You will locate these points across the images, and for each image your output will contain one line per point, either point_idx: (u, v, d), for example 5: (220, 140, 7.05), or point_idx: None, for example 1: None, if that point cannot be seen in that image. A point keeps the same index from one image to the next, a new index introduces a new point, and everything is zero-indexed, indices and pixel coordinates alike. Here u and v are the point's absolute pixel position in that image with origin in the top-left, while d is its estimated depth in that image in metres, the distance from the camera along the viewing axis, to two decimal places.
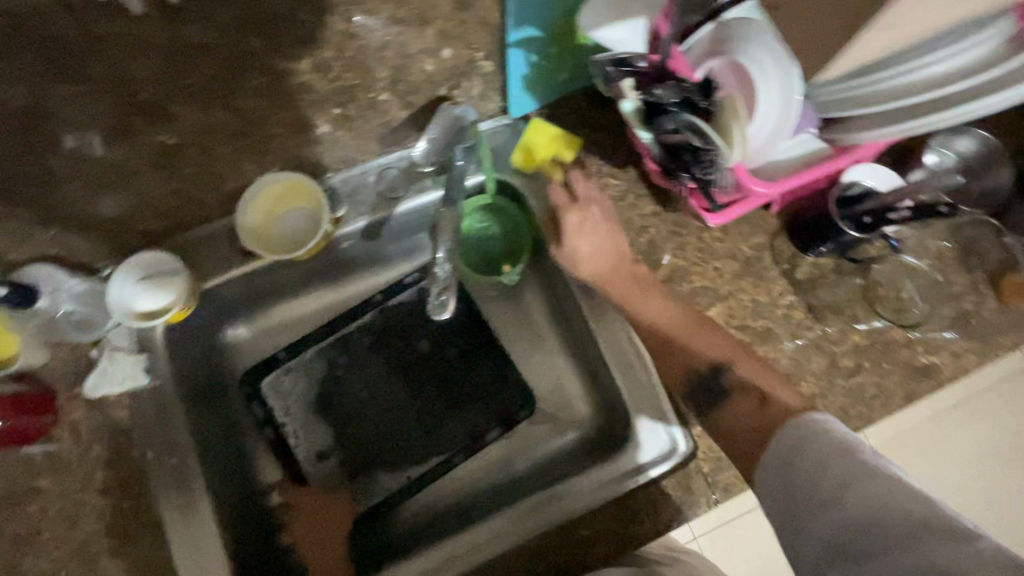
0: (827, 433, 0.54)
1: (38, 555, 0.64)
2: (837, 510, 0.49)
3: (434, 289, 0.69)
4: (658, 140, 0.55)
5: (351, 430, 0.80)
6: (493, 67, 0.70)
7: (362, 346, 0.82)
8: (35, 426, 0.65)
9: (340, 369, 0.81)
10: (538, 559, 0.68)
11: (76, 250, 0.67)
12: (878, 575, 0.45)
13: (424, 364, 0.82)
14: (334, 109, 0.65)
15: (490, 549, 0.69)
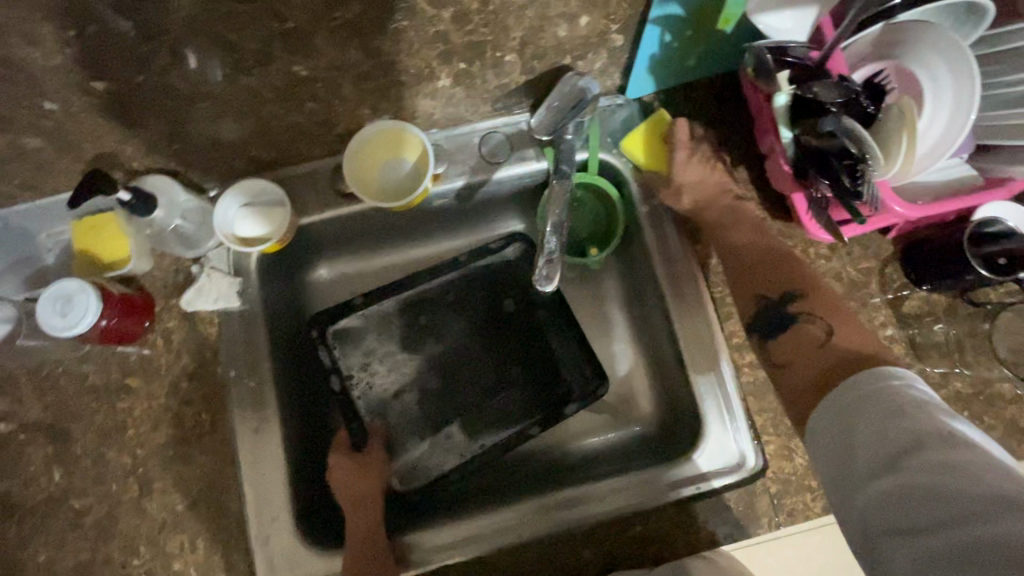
0: (900, 390, 0.48)
1: (120, 450, 0.68)
2: (895, 477, 0.44)
3: (541, 260, 0.70)
4: (807, 142, 0.52)
5: (414, 391, 0.79)
6: (623, 42, 0.67)
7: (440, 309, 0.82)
8: (135, 328, 0.68)
9: (415, 328, 0.81)
10: (588, 544, 0.67)
11: (192, 167, 0.69)
12: (933, 544, 0.41)
13: (499, 338, 0.82)
14: (460, 63, 0.64)
15: (537, 524, 0.68)
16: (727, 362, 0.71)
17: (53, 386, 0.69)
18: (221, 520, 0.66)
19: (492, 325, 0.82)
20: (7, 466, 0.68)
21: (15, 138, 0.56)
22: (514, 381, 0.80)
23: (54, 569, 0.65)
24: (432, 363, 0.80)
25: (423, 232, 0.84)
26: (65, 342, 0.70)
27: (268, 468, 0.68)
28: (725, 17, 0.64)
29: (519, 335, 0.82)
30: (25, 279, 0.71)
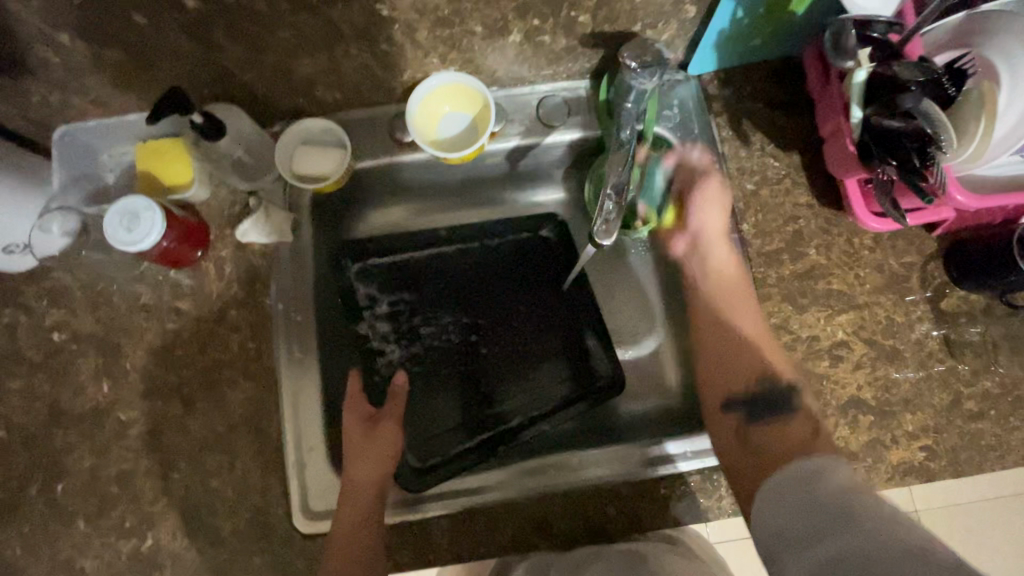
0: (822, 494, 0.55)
1: (168, 368, 0.70)
2: (836, 534, 0.49)
3: (599, 217, 0.69)
4: (877, 120, 0.53)
5: (438, 341, 0.81)
6: (696, 14, 0.68)
7: (488, 270, 0.83)
8: (190, 252, 0.70)
9: (461, 287, 0.82)
10: (583, 509, 0.68)
11: (260, 100, 0.70)
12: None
13: (504, 299, 0.82)
14: (535, 19, 0.65)
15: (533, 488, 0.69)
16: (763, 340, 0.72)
17: (107, 302, 0.71)
18: (260, 444, 0.68)
19: (544, 291, 0.83)
20: (58, 374, 0.70)
21: (99, 48, 0.58)
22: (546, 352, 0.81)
23: (96, 476, 0.68)
24: (481, 326, 0.82)
25: (459, 194, 0.86)
26: (121, 259, 0.72)
27: (308, 400, 0.70)
28: None
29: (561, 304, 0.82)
30: (86, 194, 0.72)
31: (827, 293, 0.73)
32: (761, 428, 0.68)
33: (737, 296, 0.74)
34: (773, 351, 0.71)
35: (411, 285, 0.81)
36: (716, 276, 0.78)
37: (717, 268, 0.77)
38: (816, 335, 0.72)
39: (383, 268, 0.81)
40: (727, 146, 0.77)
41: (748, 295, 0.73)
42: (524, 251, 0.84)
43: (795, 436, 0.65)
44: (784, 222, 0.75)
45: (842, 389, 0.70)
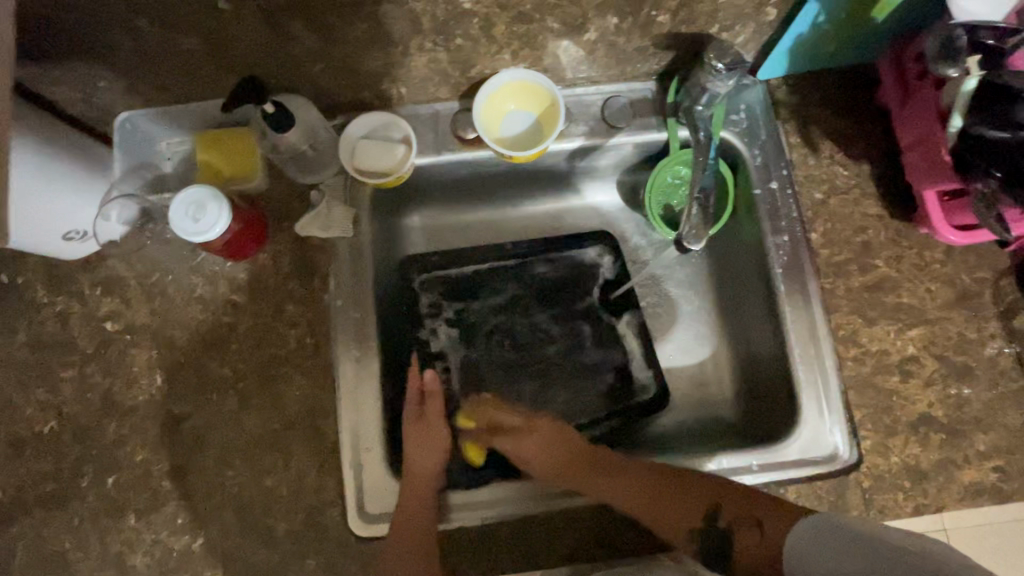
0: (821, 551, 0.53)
1: (222, 363, 0.68)
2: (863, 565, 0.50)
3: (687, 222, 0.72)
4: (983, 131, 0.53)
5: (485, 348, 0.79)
6: (776, 17, 0.67)
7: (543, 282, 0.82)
8: (247, 245, 0.68)
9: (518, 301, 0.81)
10: (605, 524, 0.66)
11: (325, 92, 0.69)
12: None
13: (540, 302, 0.82)
14: (613, 18, 0.63)
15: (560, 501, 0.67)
16: (830, 351, 0.70)
17: (161, 293, 0.70)
18: (316, 443, 0.67)
19: (582, 302, 0.82)
20: (111, 365, 0.68)
21: (176, 35, 0.57)
22: (599, 370, 0.79)
23: (149, 470, 0.66)
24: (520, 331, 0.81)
25: (505, 197, 0.86)
26: (176, 251, 0.70)
27: (365, 400, 0.69)
28: (883, 4, 0.64)
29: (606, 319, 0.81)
30: (143, 183, 0.70)
31: (897, 306, 0.71)
32: (725, 551, 0.62)
33: (636, 501, 0.64)
34: (685, 511, 0.63)
35: (461, 291, 0.80)
36: (600, 464, 0.69)
37: (631, 475, 0.67)
38: (885, 350, 0.70)
39: (450, 278, 0.81)
40: (795, 153, 0.75)
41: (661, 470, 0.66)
42: (576, 267, 0.82)
43: (767, 524, 0.60)
44: (853, 233, 0.73)
45: (912, 405, 0.68)
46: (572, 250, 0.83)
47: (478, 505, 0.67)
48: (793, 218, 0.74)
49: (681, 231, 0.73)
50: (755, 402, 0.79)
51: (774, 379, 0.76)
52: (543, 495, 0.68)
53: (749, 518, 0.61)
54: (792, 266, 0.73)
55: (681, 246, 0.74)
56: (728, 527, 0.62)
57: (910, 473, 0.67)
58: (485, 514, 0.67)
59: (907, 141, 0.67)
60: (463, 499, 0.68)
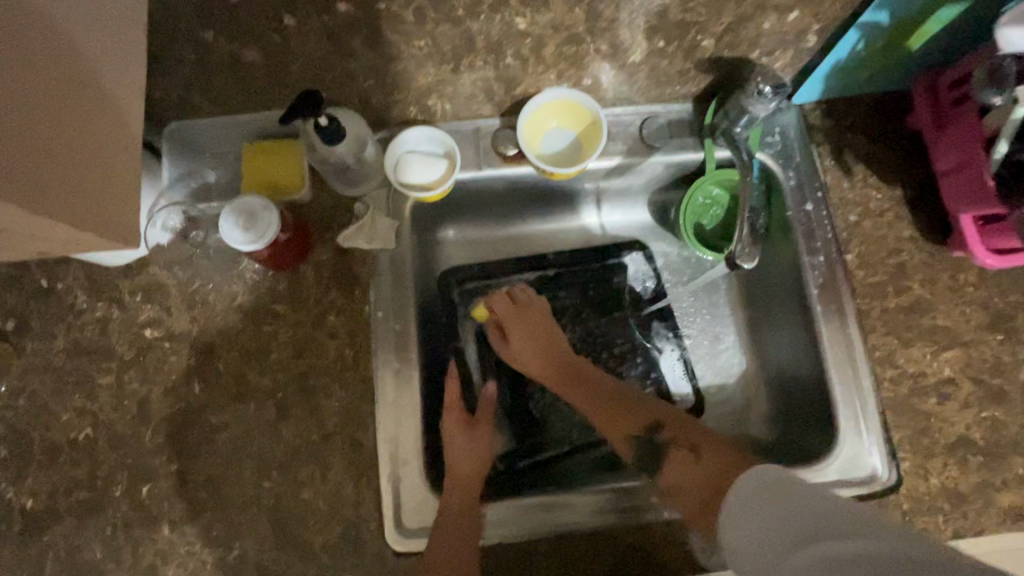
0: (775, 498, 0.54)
1: (262, 372, 0.68)
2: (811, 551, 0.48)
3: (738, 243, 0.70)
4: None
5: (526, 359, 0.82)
6: (814, 44, 0.69)
7: (587, 298, 0.84)
8: (293, 256, 0.69)
9: (560, 311, 0.83)
10: (644, 540, 0.66)
11: (373, 106, 0.70)
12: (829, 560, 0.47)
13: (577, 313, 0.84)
14: (660, 41, 0.65)
15: (597, 517, 0.67)
16: (869, 373, 0.71)
17: (202, 300, 0.70)
18: (354, 455, 0.66)
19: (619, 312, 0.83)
20: (148, 372, 0.68)
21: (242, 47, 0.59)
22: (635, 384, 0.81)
23: (184, 480, 0.65)
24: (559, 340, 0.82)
25: (539, 211, 0.87)
26: (218, 260, 0.70)
27: (405, 410, 0.69)
28: (919, 34, 0.66)
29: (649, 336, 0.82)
30: (189, 191, 0.71)
31: (932, 328, 0.71)
32: (659, 466, 0.68)
33: (609, 397, 0.74)
34: (628, 422, 0.72)
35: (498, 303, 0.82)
36: (581, 371, 0.77)
37: (613, 389, 0.75)
38: (922, 372, 0.70)
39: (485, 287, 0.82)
40: (829, 176, 0.76)
41: (654, 403, 0.73)
42: (613, 281, 0.84)
43: (708, 458, 0.64)
44: (888, 254, 0.74)
45: (950, 427, 0.69)
46: (605, 260, 0.84)
47: (522, 513, 0.67)
48: (828, 239, 0.75)
49: (733, 250, 0.70)
50: (790, 422, 0.79)
51: (809, 398, 0.76)
52: (579, 512, 0.67)
53: (690, 447, 0.67)
54: (828, 286, 0.74)
55: (732, 263, 0.71)
56: (665, 449, 0.69)
57: (950, 496, 0.67)
58: (526, 526, 0.67)
59: (946, 165, 0.69)
60: (513, 504, 0.68)
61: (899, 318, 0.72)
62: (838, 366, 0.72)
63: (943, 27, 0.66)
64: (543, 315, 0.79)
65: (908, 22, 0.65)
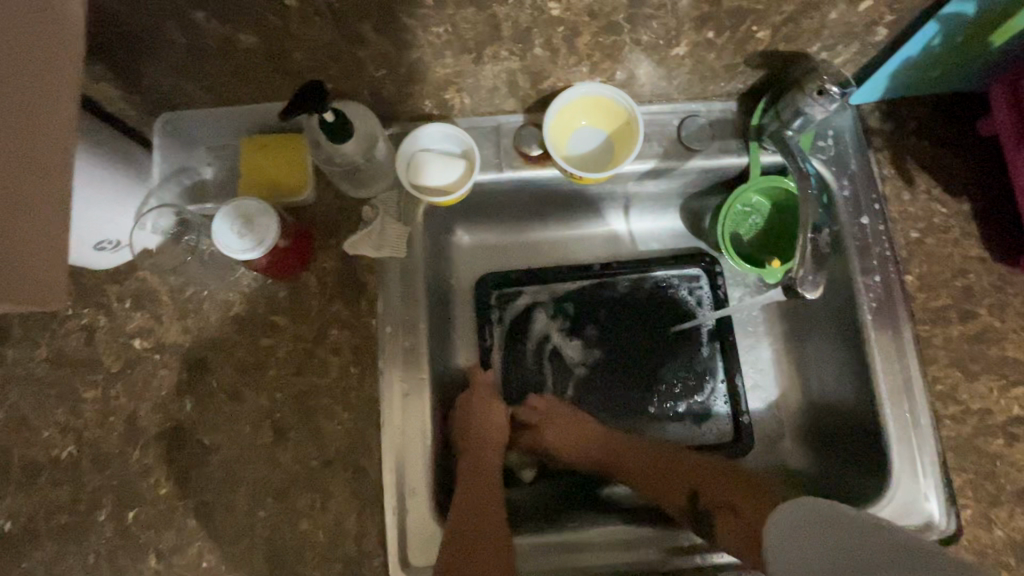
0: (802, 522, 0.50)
1: (257, 391, 0.62)
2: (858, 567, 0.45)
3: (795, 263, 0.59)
4: None
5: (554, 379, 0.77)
6: (884, 37, 0.61)
7: (633, 311, 0.78)
8: (291, 265, 0.63)
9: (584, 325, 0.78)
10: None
11: (384, 99, 0.64)
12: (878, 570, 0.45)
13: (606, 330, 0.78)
14: (709, 32, 0.58)
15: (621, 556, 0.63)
16: (927, 410, 0.64)
17: (195, 310, 0.64)
18: (356, 485, 0.60)
19: (648, 332, 0.78)
20: (136, 386, 0.63)
21: (235, 31, 0.52)
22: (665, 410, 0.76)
23: (173, 507, 0.60)
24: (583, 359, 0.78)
25: (561, 217, 0.80)
26: (213, 266, 0.64)
27: (413, 437, 0.63)
28: (1006, 28, 0.58)
29: (681, 350, 0.77)
30: (182, 190, 0.65)
31: (1000, 360, 0.64)
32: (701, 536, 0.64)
33: (654, 466, 0.69)
34: (672, 490, 0.67)
35: (521, 318, 0.77)
36: (614, 448, 0.71)
37: (642, 471, 0.70)
38: (988, 409, 0.63)
39: (517, 297, 0.78)
40: (888, 186, 0.68)
41: (660, 461, 0.69)
42: (644, 299, 0.78)
43: (746, 515, 0.61)
44: (952, 276, 0.66)
45: (1018, 472, 0.61)
46: (632, 273, 0.79)
47: (545, 551, 0.64)
48: (886, 256, 0.67)
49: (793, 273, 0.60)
50: (833, 456, 0.72)
51: (857, 433, 0.69)
52: (603, 550, 0.64)
53: (728, 506, 0.63)
54: (885, 309, 0.66)
55: (792, 292, 0.60)
56: (710, 512, 0.64)
57: (1017, 550, 0.60)
58: (549, 563, 0.63)
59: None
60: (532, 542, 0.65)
61: (964, 348, 0.64)
62: (891, 399, 0.65)
63: None
64: (574, 420, 0.72)
65: (995, 15, 0.57)
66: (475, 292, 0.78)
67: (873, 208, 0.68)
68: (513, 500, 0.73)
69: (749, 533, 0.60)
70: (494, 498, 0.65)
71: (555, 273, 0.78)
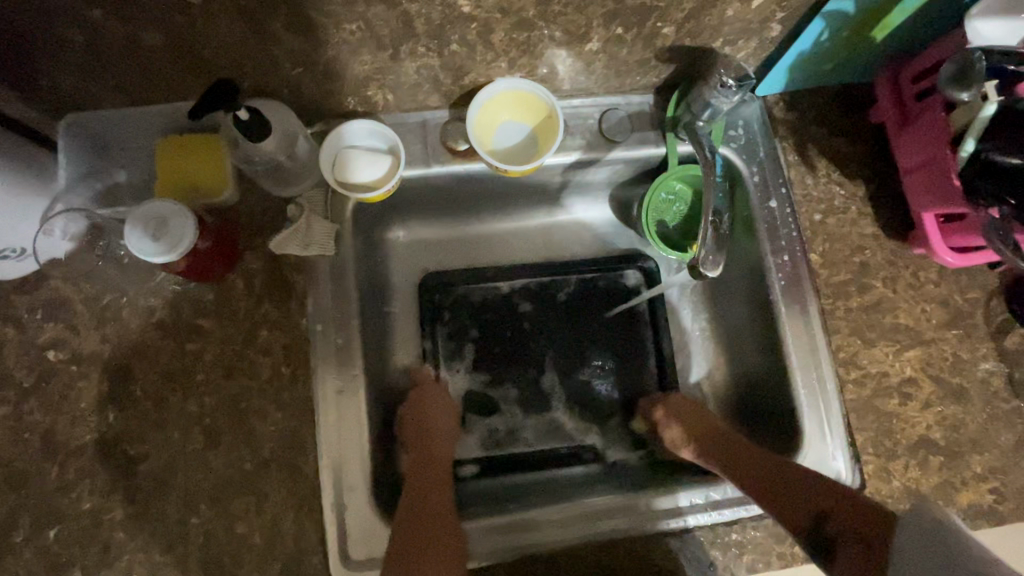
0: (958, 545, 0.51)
1: (185, 397, 0.61)
2: None
3: (702, 247, 0.63)
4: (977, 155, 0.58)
5: (497, 368, 0.79)
6: (779, 33, 0.66)
7: (570, 312, 0.81)
8: (213, 267, 0.61)
9: (530, 320, 0.80)
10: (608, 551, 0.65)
11: (305, 97, 0.63)
12: None
13: (551, 327, 0.80)
14: (618, 28, 0.61)
15: (564, 533, 0.66)
16: (832, 375, 0.69)
17: (113, 317, 0.62)
18: (293, 484, 0.60)
19: (590, 323, 0.81)
20: (53, 399, 0.60)
21: (138, 29, 0.51)
22: (606, 394, 0.80)
23: (99, 521, 0.58)
24: (528, 352, 0.80)
25: (494, 212, 0.82)
26: (131, 271, 0.62)
27: (350, 436, 0.63)
28: (883, 25, 0.64)
29: (623, 335, 0.81)
30: (94, 194, 0.63)
31: (894, 328, 0.70)
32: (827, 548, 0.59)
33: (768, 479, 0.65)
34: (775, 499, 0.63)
35: (463, 314, 0.79)
36: (741, 455, 0.68)
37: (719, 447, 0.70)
38: (884, 372, 0.69)
39: (455, 292, 0.79)
40: (792, 171, 0.73)
41: (765, 459, 0.67)
42: (584, 292, 0.82)
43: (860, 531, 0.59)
44: (851, 253, 0.72)
45: (911, 427, 0.68)
46: (577, 271, 0.82)
47: (490, 532, 0.66)
48: (792, 237, 0.72)
49: (698, 255, 0.63)
50: (755, 425, 0.77)
51: (773, 402, 0.74)
52: (551, 527, 0.67)
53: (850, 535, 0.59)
54: (793, 287, 0.71)
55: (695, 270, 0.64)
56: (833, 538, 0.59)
57: (912, 497, 0.66)
58: (499, 543, 0.66)
59: (908, 163, 0.68)
60: (497, 522, 0.67)
61: (862, 319, 0.70)
62: (801, 368, 0.70)
63: (907, 18, 0.63)
64: (689, 403, 0.74)
65: (872, 13, 0.62)
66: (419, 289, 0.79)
67: (781, 192, 0.73)
68: (468, 491, 0.75)
69: (864, 544, 0.58)
70: (440, 490, 0.66)
71: (494, 269, 0.80)
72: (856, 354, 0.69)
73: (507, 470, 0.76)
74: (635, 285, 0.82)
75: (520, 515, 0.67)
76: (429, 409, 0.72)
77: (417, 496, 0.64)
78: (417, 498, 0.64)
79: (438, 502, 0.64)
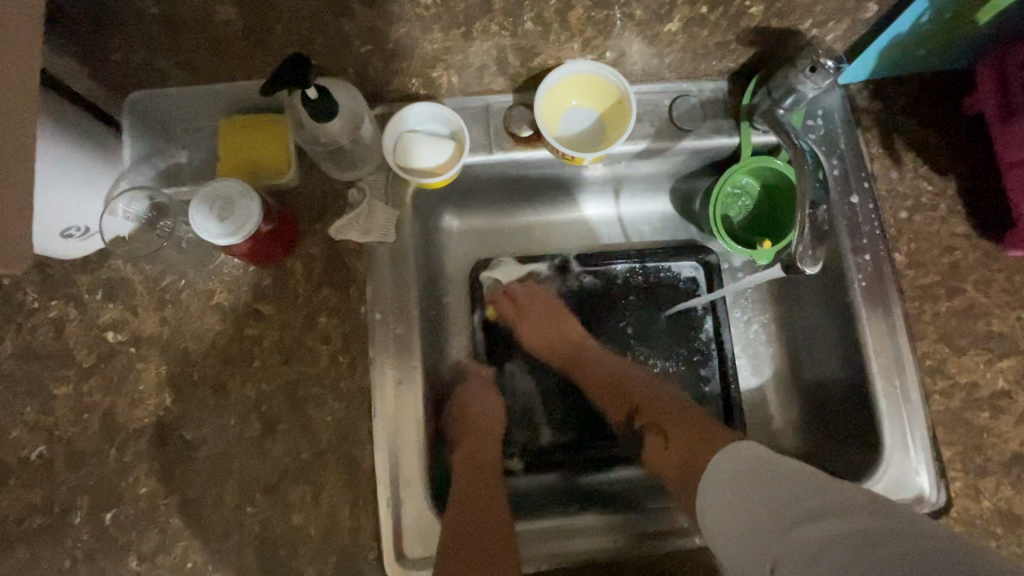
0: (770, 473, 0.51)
1: (242, 383, 0.59)
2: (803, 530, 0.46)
3: (798, 243, 0.59)
4: None
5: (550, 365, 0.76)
6: (874, 15, 0.61)
7: (621, 308, 0.77)
8: (273, 251, 0.60)
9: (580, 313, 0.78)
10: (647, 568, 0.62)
11: (371, 78, 0.61)
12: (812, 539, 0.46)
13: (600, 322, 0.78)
14: (703, 6, 0.57)
15: (600, 543, 0.63)
16: (917, 384, 0.65)
17: (173, 300, 0.61)
18: (350, 477, 0.58)
19: (645, 318, 0.77)
20: (113, 380, 0.59)
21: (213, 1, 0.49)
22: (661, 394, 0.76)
23: (156, 505, 0.57)
24: None
25: (548, 201, 0.79)
26: (192, 253, 0.61)
27: (406, 430, 0.61)
28: (992, 6, 0.59)
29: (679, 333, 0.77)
30: (156, 173, 0.62)
31: (987, 335, 0.65)
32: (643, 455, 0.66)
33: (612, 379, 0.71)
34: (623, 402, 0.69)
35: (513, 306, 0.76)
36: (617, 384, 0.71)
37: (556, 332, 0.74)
38: (975, 382, 0.64)
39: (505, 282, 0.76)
40: (877, 165, 0.68)
41: (618, 370, 0.71)
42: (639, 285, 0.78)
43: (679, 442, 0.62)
44: (940, 254, 0.67)
45: (1004, 444, 0.63)
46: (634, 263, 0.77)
47: (541, 537, 0.64)
48: (876, 235, 0.68)
49: (794, 251, 0.60)
50: (822, 434, 0.73)
51: (849, 410, 0.69)
52: (595, 536, 0.64)
53: (660, 431, 0.65)
54: (875, 289, 0.67)
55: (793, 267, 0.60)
56: (648, 437, 0.66)
57: (1003, 518, 0.61)
58: (552, 550, 0.63)
59: (1015, 158, 0.63)
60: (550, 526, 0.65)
61: (952, 325, 0.65)
62: (881, 377, 0.66)
63: None
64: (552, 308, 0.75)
65: None
66: (468, 279, 0.76)
67: (864, 187, 0.68)
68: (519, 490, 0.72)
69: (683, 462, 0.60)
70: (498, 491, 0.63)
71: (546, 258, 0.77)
72: (943, 362, 0.65)
73: (559, 473, 0.72)
74: (695, 277, 0.77)
75: (563, 521, 0.66)
76: (482, 404, 0.70)
77: (473, 494, 0.62)
78: (474, 496, 0.62)
79: (496, 501, 0.62)
